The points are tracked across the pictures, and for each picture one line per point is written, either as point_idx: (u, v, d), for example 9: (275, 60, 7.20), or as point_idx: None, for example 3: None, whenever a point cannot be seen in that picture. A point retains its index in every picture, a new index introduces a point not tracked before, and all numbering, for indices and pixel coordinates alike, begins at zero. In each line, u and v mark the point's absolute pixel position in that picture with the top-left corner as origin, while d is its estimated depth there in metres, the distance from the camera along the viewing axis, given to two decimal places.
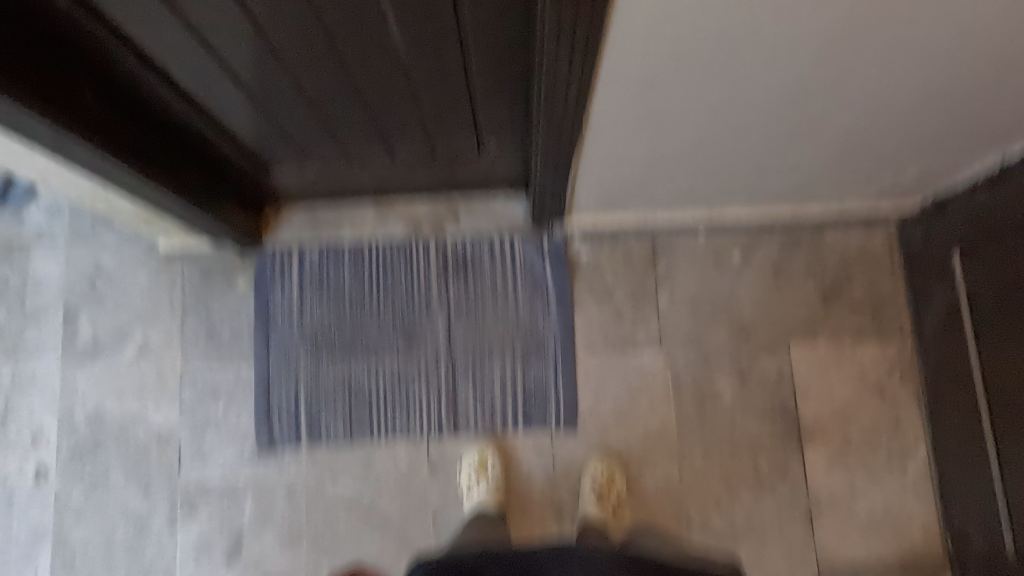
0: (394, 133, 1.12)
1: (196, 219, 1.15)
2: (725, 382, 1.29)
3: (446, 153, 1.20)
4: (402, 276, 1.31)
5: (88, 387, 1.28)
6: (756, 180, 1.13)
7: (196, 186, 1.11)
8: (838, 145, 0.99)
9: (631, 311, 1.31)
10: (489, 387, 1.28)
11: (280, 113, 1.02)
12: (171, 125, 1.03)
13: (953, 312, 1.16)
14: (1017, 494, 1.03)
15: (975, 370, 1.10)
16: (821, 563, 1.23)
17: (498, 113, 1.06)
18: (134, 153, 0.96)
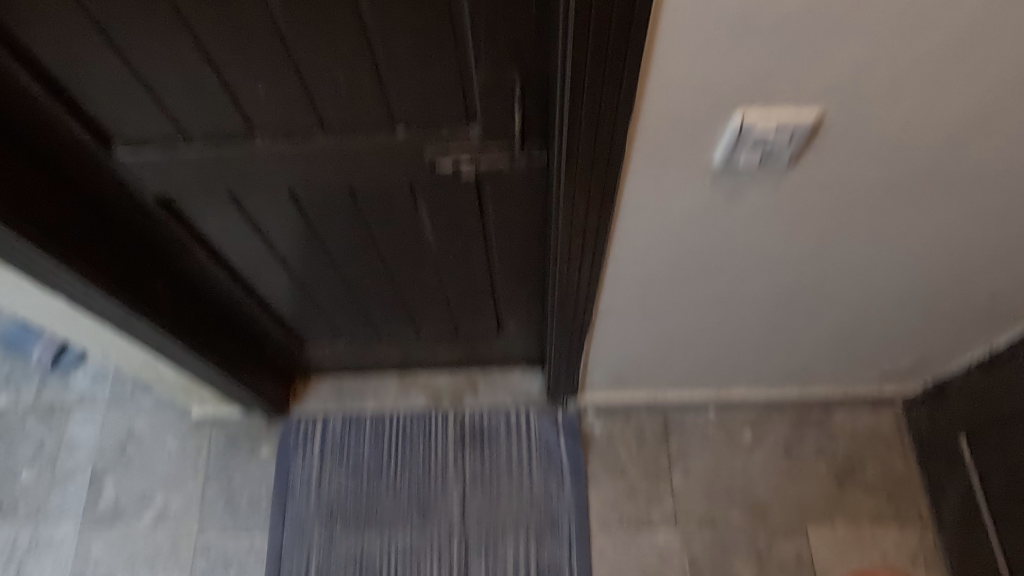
0: (419, 318, 1.23)
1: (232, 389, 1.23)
2: (744, 566, 1.26)
3: (467, 333, 1.30)
4: (422, 448, 1.35)
5: (101, 554, 1.28)
6: (760, 364, 1.20)
7: (236, 358, 1.21)
8: (832, 335, 1.07)
9: (645, 486, 1.32)
10: (501, 569, 1.26)
11: (320, 301, 1.15)
12: (226, 312, 1.16)
13: (968, 498, 1.17)
14: None
15: (1000, 562, 1.08)
16: None
17: (516, 300, 1.17)
18: (193, 335, 1.07)
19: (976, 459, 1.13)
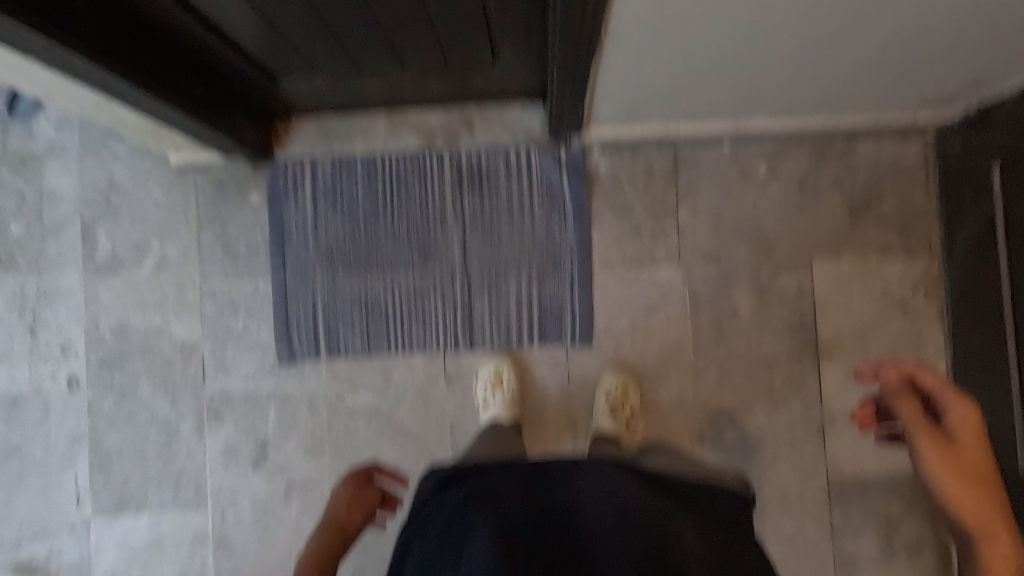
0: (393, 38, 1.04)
1: (201, 131, 1.12)
2: (744, 298, 1.28)
3: (457, 62, 1.15)
4: (417, 190, 1.29)
5: (110, 300, 1.30)
6: (788, 89, 1.07)
7: (196, 96, 1.08)
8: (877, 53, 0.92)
9: (650, 225, 1.29)
10: (503, 306, 1.28)
11: (266, 18, 0.95)
12: (142, 28, 0.95)
13: (987, 229, 1.12)
14: None
15: (1005, 290, 1.07)
16: (830, 474, 1.26)
17: (510, 19, 1.00)
18: (95, 43, 0.84)
19: (1006, 188, 1.05)
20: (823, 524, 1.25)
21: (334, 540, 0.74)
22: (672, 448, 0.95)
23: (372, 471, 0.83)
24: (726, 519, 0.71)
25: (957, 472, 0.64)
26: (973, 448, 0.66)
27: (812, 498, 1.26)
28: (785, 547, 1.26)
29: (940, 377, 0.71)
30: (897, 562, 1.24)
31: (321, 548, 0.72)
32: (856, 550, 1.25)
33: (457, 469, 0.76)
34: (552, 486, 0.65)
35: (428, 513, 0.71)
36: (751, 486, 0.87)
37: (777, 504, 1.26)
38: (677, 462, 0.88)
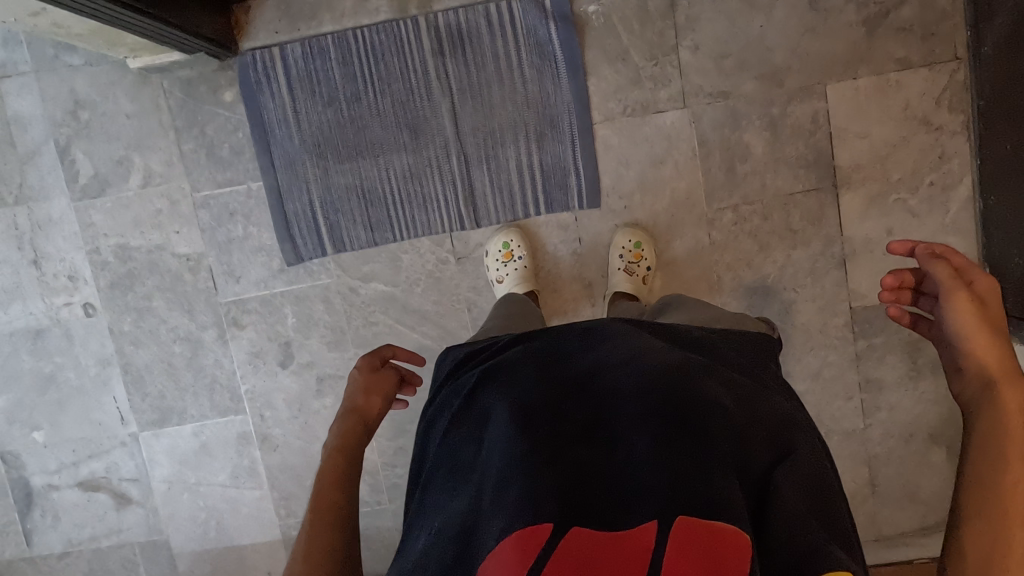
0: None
1: (153, 27, 1.04)
2: (756, 136, 1.21)
3: None
4: (398, 64, 1.20)
5: (104, 222, 1.27)
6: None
7: None
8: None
9: (649, 69, 1.20)
10: (505, 176, 1.23)
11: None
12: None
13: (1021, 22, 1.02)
14: None
15: None
16: (853, 304, 1.25)
17: None
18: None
19: None
20: (847, 353, 1.26)
21: (356, 422, 0.74)
22: (688, 299, 0.93)
23: (385, 356, 0.82)
24: (750, 363, 0.70)
25: (980, 328, 0.63)
26: (996, 315, 0.65)
27: (835, 330, 1.26)
28: (809, 379, 1.28)
29: (965, 257, 0.69)
30: (922, 381, 1.26)
31: (345, 430, 0.72)
32: (880, 374, 1.26)
33: (475, 350, 0.75)
34: (571, 354, 0.64)
35: (451, 391, 0.71)
36: (777, 330, 0.86)
37: (800, 340, 1.26)
38: (690, 314, 0.87)
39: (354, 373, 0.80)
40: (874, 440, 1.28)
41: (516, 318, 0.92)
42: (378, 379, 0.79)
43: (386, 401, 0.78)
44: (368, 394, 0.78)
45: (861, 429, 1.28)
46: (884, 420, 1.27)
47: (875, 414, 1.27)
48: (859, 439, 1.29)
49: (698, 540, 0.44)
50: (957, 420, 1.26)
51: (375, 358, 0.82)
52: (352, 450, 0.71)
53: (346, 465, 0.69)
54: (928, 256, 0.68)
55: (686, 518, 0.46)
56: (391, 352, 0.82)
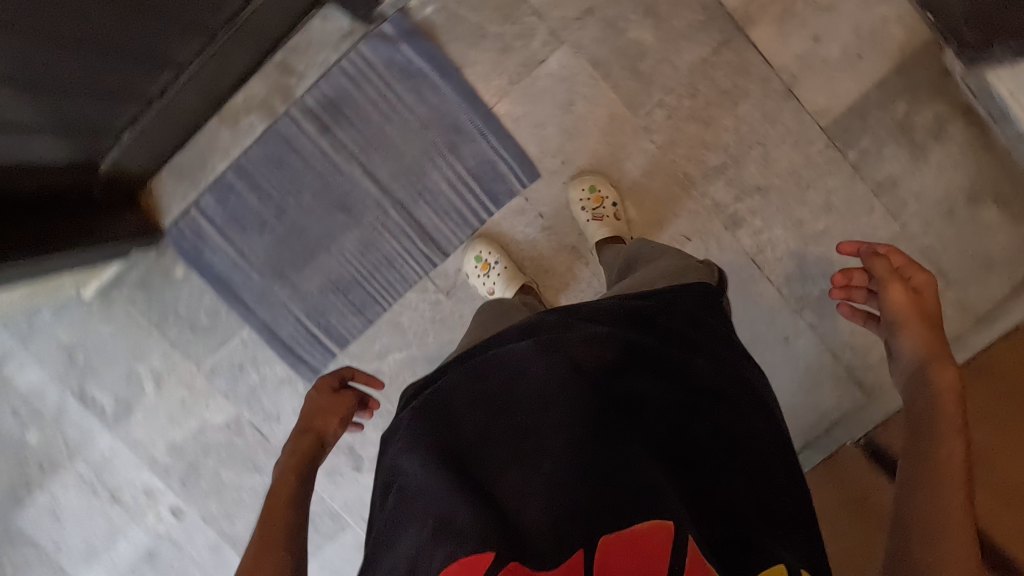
0: (173, 27, 0.94)
1: (64, 261, 1.07)
2: (641, 28, 1.17)
3: (233, 30, 1.05)
4: (299, 162, 1.22)
5: (146, 433, 1.34)
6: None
7: (31, 233, 1.02)
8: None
9: (511, 30, 1.17)
10: (443, 199, 1.23)
11: (54, 104, 0.91)
12: (62, 193, 1.09)
13: None
14: None
15: None
16: (823, 124, 1.19)
17: None
18: (34, 242, 1.01)
19: None
20: (844, 170, 1.21)
21: (309, 447, 0.72)
22: (650, 245, 0.93)
23: (344, 376, 0.81)
24: (684, 322, 0.70)
25: (916, 313, 0.68)
26: (932, 306, 0.70)
27: (821, 156, 1.20)
28: (824, 214, 1.22)
29: (906, 256, 0.75)
30: (930, 154, 1.19)
31: (296, 456, 0.71)
32: (886, 171, 1.20)
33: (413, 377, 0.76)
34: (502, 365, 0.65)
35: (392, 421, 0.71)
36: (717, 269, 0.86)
37: (794, 184, 1.21)
38: (636, 275, 0.85)
39: (312, 394, 0.78)
40: (918, 234, 1.22)
41: (491, 325, 0.90)
42: (334, 403, 0.77)
43: (341, 424, 0.77)
44: (324, 417, 0.76)
45: (899, 230, 1.22)
46: (915, 210, 1.21)
47: (906, 209, 1.21)
48: (903, 240, 1.23)
49: (624, 550, 0.46)
50: (985, 170, 1.19)
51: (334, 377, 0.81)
52: (301, 477, 0.69)
53: (293, 492, 0.66)
54: (871, 254, 0.74)
55: (613, 534, 0.48)
56: (351, 375, 0.81)
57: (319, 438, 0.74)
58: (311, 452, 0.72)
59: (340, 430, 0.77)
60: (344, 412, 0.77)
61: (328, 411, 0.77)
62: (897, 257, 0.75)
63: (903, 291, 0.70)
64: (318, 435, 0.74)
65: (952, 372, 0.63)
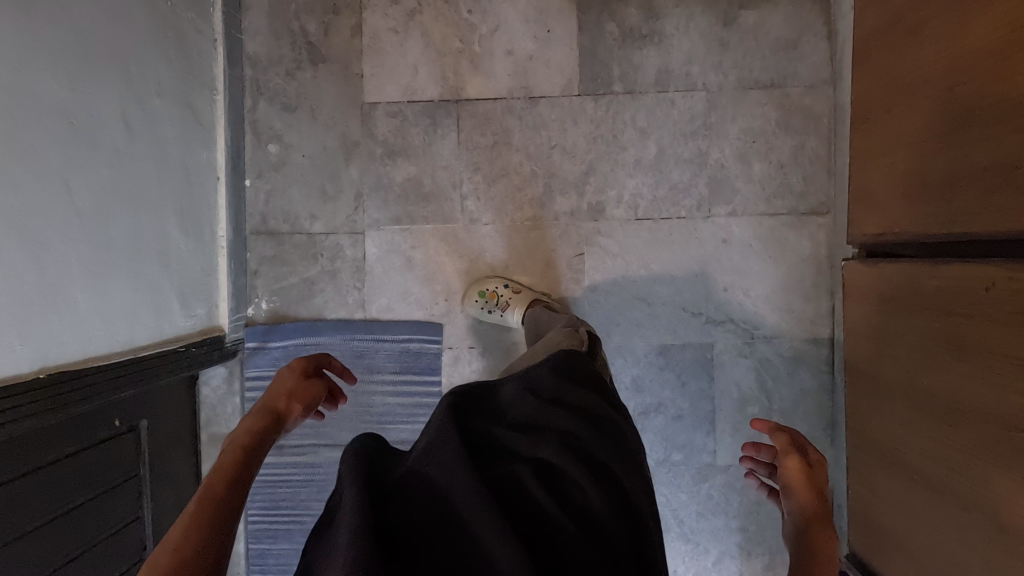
0: (112, 488, 1.03)
1: None
2: (399, 169, 1.28)
3: (155, 457, 1.15)
4: (289, 488, 1.30)
5: None
6: (165, 117, 1.07)
7: None
8: (107, 38, 0.93)
9: (324, 259, 1.29)
10: (398, 409, 1.29)
11: None
12: None
13: None
14: None
15: None
16: (576, 91, 1.27)
17: (108, 413, 1.01)
18: None
19: None
20: (624, 100, 1.26)
21: (270, 417, 0.81)
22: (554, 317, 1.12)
23: (316, 363, 0.93)
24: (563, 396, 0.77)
25: (807, 483, 0.80)
26: (823, 481, 0.82)
27: (599, 110, 1.27)
28: (646, 138, 1.26)
29: (814, 444, 0.85)
30: (664, 29, 1.25)
31: (256, 423, 0.79)
32: (651, 69, 1.26)
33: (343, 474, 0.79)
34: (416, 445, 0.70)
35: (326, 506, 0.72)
36: (597, 334, 1.01)
37: (604, 144, 1.27)
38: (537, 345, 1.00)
39: (286, 374, 0.89)
40: (721, 79, 1.25)
41: None
42: (307, 386, 0.88)
43: (308, 406, 0.87)
44: (293, 397, 0.86)
45: (707, 91, 1.26)
46: (700, 69, 1.26)
47: (694, 76, 1.26)
48: (718, 93, 1.26)
49: None
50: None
51: (310, 362, 0.93)
52: (257, 440, 0.76)
53: (248, 451, 0.74)
54: (772, 429, 0.86)
55: None
56: (321, 363, 0.93)
57: (280, 411, 0.83)
58: (274, 419, 0.81)
59: (307, 408, 0.87)
60: (312, 396, 0.88)
61: (297, 393, 0.86)
62: (799, 436, 0.85)
63: (802, 469, 0.81)
64: (281, 410, 0.83)
65: (830, 537, 0.74)
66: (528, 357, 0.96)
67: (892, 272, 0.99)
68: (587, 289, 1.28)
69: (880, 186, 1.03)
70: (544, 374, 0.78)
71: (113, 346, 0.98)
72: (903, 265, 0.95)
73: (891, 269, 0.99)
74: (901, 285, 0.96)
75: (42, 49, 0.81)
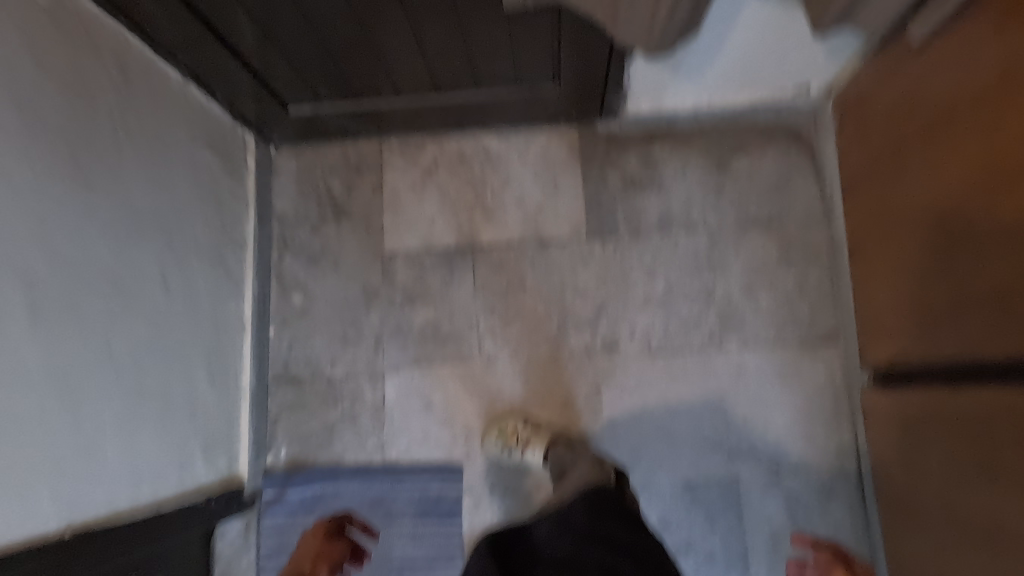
0: None
1: None
2: (418, 314, 1.33)
3: None
4: None
5: None
6: (199, 274, 1.14)
7: None
8: (152, 207, 1.01)
9: (345, 403, 1.31)
10: (418, 558, 1.25)
11: None
12: None
13: (343, 98, 1.27)
14: (511, 67, 1.18)
15: (397, 83, 1.23)
16: (585, 234, 1.35)
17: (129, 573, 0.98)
18: None
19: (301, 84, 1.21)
20: (630, 241, 1.34)
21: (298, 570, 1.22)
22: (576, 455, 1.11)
23: (333, 525, 1.26)
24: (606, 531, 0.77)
25: None
26: None
27: (607, 251, 1.34)
28: (654, 276, 1.32)
29: None
30: (663, 176, 1.35)
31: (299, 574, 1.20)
32: (654, 213, 1.34)
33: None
34: None
35: None
36: (619, 470, 1.00)
37: (614, 282, 1.32)
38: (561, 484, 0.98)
39: (308, 537, 1.26)
40: (721, 218, 1.33)
41: None
42: (319, 543, 1.25)
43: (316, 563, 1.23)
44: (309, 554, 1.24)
45: (708, 230, 1.33)
46: (700, 210, 1.34)
47: (694, 216, 1.34)
48: (719, 231, 1.33)
49: None
50: (704, 147, 1.35)
51: (331, 522, 1.27)
52: None
53: None
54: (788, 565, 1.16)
55: None
56: (339, 523, 1.26)
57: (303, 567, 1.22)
58: None
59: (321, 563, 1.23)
60: (323, 550, 1.24)
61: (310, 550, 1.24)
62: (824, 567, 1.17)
63: None
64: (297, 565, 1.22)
65: None
66: (555, 499, 0.94)
67: (913, 399, 0.99)
68: (607, 424, 1.28)
69: (887, 313, 1.07)
70: (579, 510, 0.79)
71: (137, 500, 0.98)
72: (922, 391, 0.96)
73: (912, 396, 0.99)
74: (924, 412, 0.95)
75: (92, 222, 0.88)
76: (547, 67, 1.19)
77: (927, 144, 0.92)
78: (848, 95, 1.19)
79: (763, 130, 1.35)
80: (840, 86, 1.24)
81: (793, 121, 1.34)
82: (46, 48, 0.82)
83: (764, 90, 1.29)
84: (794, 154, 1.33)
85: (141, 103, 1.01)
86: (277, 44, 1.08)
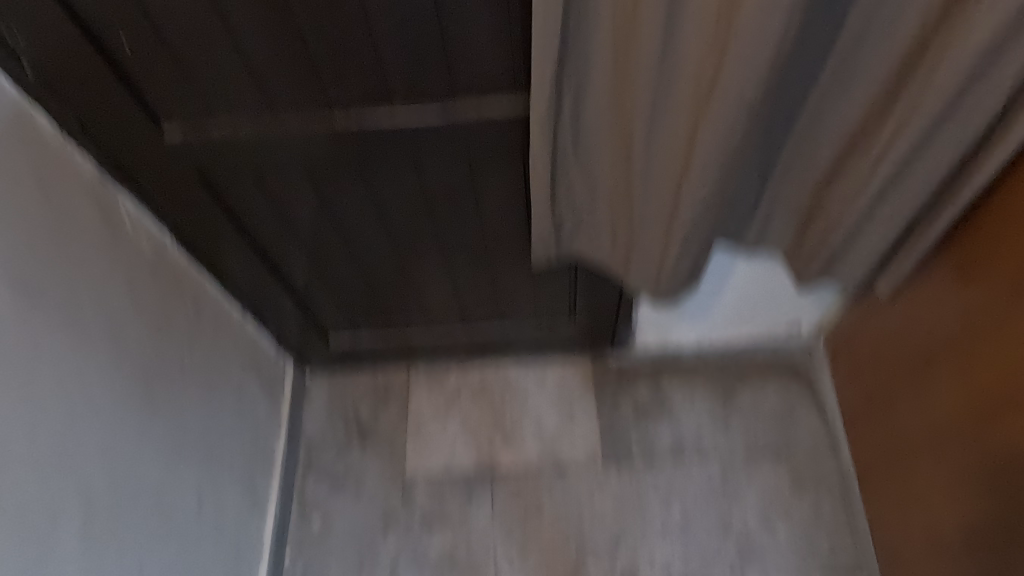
0: None
1: None
2: (436, 539, 1.33)
3: None
4: None
5: None
6: (230, 494, 1.18)
7: None
8: (200, 428, 1.09)
9: None
10: None
11: None
12: None
13: (381, 331, 1.42)
14: (533, 306, 1.34)
15: (430, 318, 1.38)
16: (601, 459, 1.40)
17: None
18: None
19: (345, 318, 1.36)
20: (645, 467, 1.38)
21: None
22: None
23: None
24: None
25: None
26: None
27: (623, 477, 1.37)
28: (670, 503, 1.34)
29: None
30: (673, 405, 1.44)
31: None
32: (666, 440, 1.40)
33: None
34: None
35: None
36: None
37: (631, 509, 1.34)
38: None
39: None
40: (732, 446, 1.39)
41: None
42: None
43: None
44: None
45: (721, 456, 1.38)
46: (711, 437, 1.40)
47: (706, 443, 1.39)
48: (730, 458, 1.38)
49: None
50: (710, 378, 1.46)
51: None
52: None
53: None
54: None
55: None
56: None
57: None
58: None
59: None
60: None
61: None
62: None
63: None
64: None
65: None
66: None
67: None
68: None
69: (906, 545, 1.07)
70: None
71: None
72: None
73: None
74: None
75: (150, 443, 0.95)
76: (565, 307, 1.34)
77: (919, 375, 1.01)
78: (837, 335, 1.32)
79: (763, 363, 1.46)
80: (829, 326, 1.38)
81: (789, 356, 1.46)
82: (146, 295, 0.97)
83: (761, 328, 1.43)
84: (795, 386, 1.43)
85: (209, 337, 1.14)
86: (330, 286, 1.25)
